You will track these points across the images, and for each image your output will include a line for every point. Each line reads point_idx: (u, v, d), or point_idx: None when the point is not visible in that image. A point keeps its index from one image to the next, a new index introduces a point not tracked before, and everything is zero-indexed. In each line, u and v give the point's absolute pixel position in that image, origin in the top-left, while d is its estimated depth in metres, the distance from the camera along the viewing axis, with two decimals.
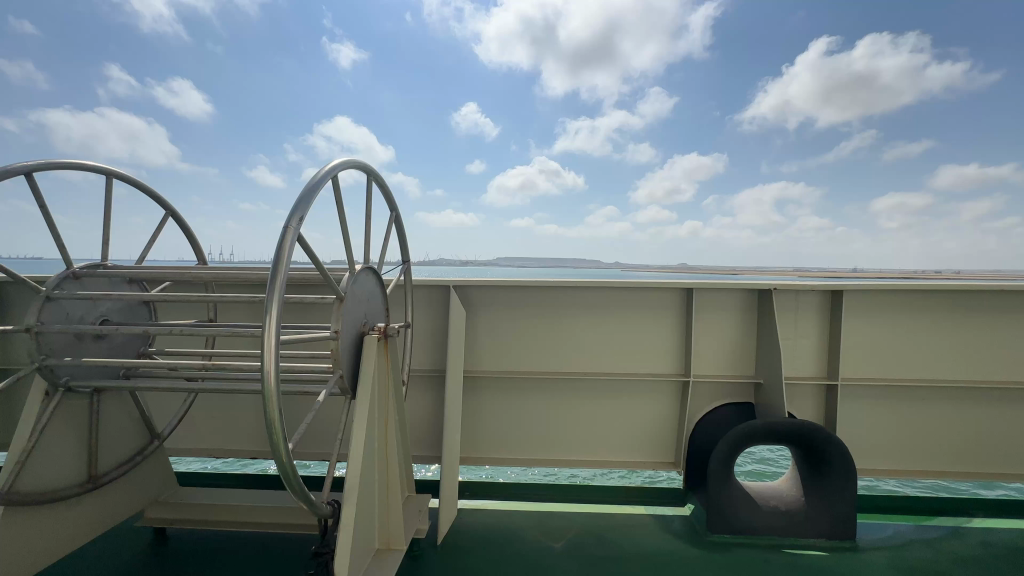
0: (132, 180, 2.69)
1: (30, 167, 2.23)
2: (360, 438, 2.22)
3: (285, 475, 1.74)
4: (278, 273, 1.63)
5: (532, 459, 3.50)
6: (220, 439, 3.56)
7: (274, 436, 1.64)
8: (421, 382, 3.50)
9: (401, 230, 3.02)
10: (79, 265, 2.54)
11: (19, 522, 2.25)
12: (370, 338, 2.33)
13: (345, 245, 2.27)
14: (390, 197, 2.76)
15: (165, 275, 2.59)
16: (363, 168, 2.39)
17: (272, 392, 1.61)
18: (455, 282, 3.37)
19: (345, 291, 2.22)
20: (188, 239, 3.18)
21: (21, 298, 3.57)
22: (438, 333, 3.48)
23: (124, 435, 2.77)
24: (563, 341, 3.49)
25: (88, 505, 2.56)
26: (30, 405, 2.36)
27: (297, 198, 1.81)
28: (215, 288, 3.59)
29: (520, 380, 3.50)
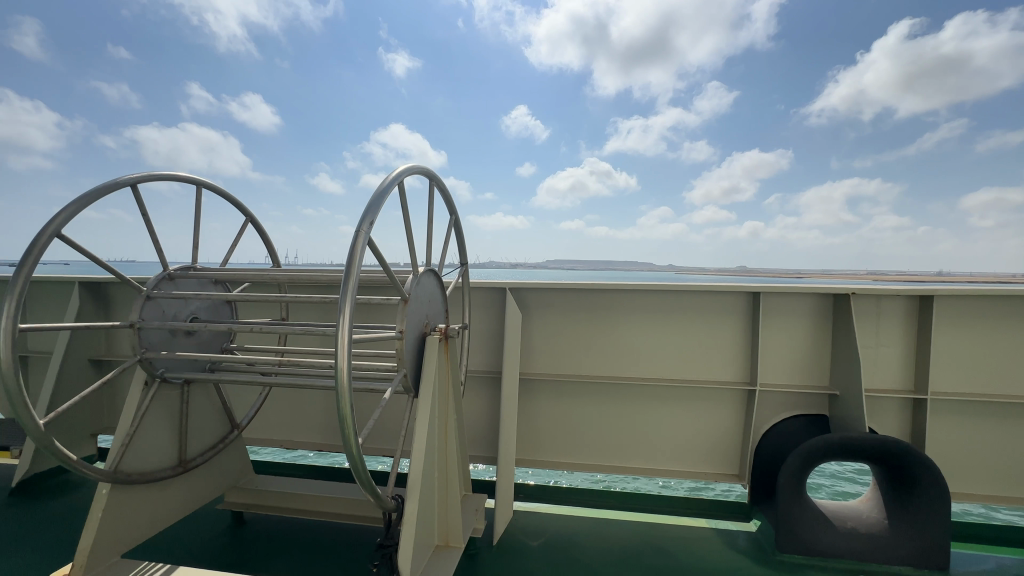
0: (218, 189, 2.92)
1: (135, 179, 2.48)
2: (422, 436, 2.27)
3: (356, 468, 1.82)
4: (351, 275, 1.71)
5: (588, 465, 3.45)
6: (290, 431, 3.79)
7: (346, 430, 1.71)
8: (477, 382, 3.55)
9: (460, 234, 3.08)
10: (174, 267, 2.78)
11: (121, 501, 2.47)
12: (432, 339, 2.39)
13: (409, 249, 2.33)
14: (450, 201, 2.82)
15: (246, 277, 2.80)
16: (426, 172, 2.45)
17: (345, 389, 1.68)
18: (511, 284, 3.40)
19: (409, 292, 2.29)
20: (265, 243, 3.40)
21: (124, 297, 3.98)
22: (494, 335, 3.52)
23: (209, 424, 3.00)
24: (620, 344, 3.42)
25: (177, 488, 2.79)
26: (131, 394, 2.59)
27: (368, 202, 1.89)
28: (288, 289, 3.82)
29: (575, 383, 3.47)
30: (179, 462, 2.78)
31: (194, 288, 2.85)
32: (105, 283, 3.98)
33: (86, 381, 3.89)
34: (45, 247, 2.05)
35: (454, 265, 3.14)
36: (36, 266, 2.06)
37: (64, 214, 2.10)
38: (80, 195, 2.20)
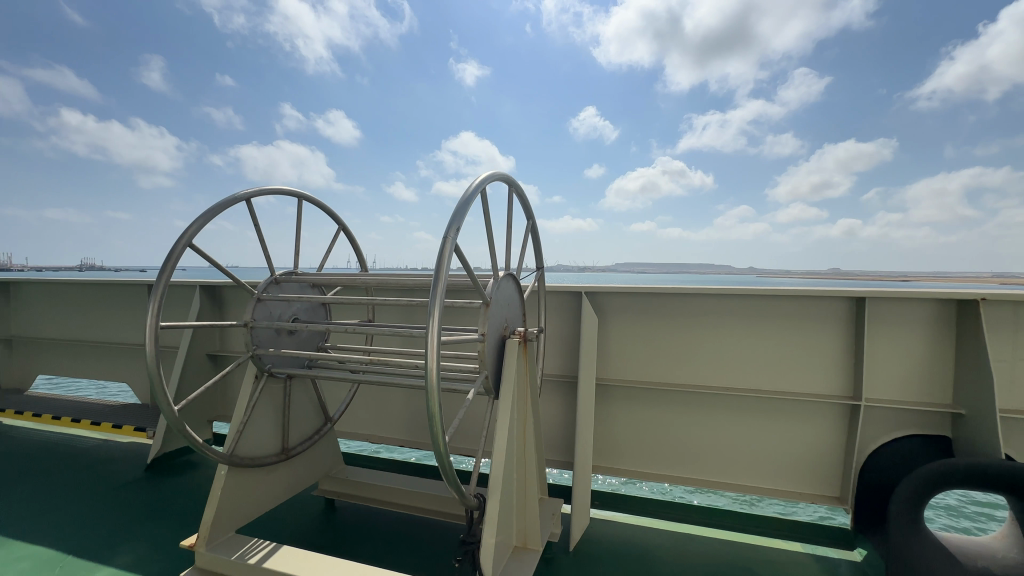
0: (317, 201, 3.18)
1: (249, 194, 2.76)
2: (502, 437, 2.32)
3: (442, 466, 1.89)
4: (440, 279, 1.78)
5: (667, 476, 3.32)
6: (375, 426, 4.02)
7: (435, 428, 1.78)
8: (553, 386, 3.54)
9: (537, 238, 3.10)
10: (280, 272, 3.06)
11: (236, 481, 2.75)
12: (512, 342, 2.43)
13: (490, 254, 2.39)
14: (528, 207, 2.85)
15: (340, 281, 3.01)
16: (506, 179, 2.50)
17: (434, 388, 1.75)
18: (587, 288, 3.36)
19: (490, 296, 2.34)
20: (355, 250, 3.65)
21: (235, 299, 4.46)
22: (570, 340, 3.50)
23: (306, 416, 3.26)
24: (704, 351, 3.26)
25: (280, 473, 3.06)
26: (245, 385, 2.89)
27: (453, 210, 1.96)
28: (374, 292, 4.07)
29: (653, 390, 3.36)
30: (282, 449, 3.05)
31: (295, 292, 3.12)
32: (220, 287, 4.48)
33: (205, 373, 4.40)
34: (179, 256, 2.34)
35: (530, 269, 3.17)
36: (173, 272, 2.36)
37: (194, 227, 2.39)
38: (207, 208, 2.49)
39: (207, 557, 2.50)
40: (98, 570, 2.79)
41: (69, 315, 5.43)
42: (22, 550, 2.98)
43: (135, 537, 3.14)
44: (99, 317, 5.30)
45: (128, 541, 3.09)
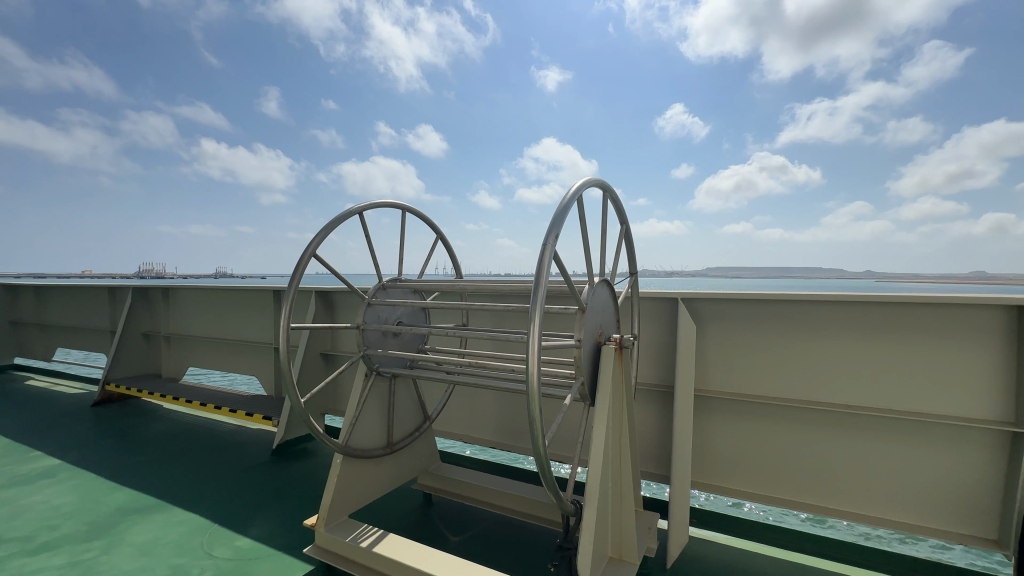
0: (418, 212, 3.39)
1: (362, 208, 3.01)
2: (598, 444, 2.29)
3: (542, 470, 1.91)
4: (540, 286, 1.81)
5: (776, 498, 3.07)
6: (468, 427, 4.18)
7: (535, 431, 1.81)
8: (647, 395, 3.43)
9: (630, 243, 3.04)
10: (386, 279, 3.30)
11: (349, 470, 3.01)
12: (608, 349, 2.40)
13: (585, 259, 2.38)
14: (622, 212, 2.81)
15: (439, 287, 3.18)
16: (601, 185, 2.48)
17: (535, 392, 1.79)
18: (684, 294, 3.22)
19: (586, 302, 2.33)
20: (451, 257, 3.83)
21: (345, 303, 4.90)
22: (666, 348, 3.37)
23: (408, 414, 3.48)
24: (819, 365, 2.97)
25: (386, 466, 3.30)
26: (356, 383, 3.15)
27: (552, 217, 1.99)
28: (468, 297, 4.24)
29: (756, 405, 3.13)
30: (387, 443, 3.28)
31: (400, 297, 3.35)
32: (333, 292, 4.95)
33: (319, 370, 4.89)
34: (304, 265, 2.62)
35: (624, 275, 3.11)
36: (301, 279, 2.65)
37: (318, 238, 2.67)
38: (327, 221, 2.76)
39: (326, 537, 2.77)
40: (237, 539, 3.20)
41: (211, 317, 6.32)
42: (181, 516, 3.51)
43: (265, 513, 3.56)
44: (235, 318, 6.11)
45: (260, 516, 3.50)
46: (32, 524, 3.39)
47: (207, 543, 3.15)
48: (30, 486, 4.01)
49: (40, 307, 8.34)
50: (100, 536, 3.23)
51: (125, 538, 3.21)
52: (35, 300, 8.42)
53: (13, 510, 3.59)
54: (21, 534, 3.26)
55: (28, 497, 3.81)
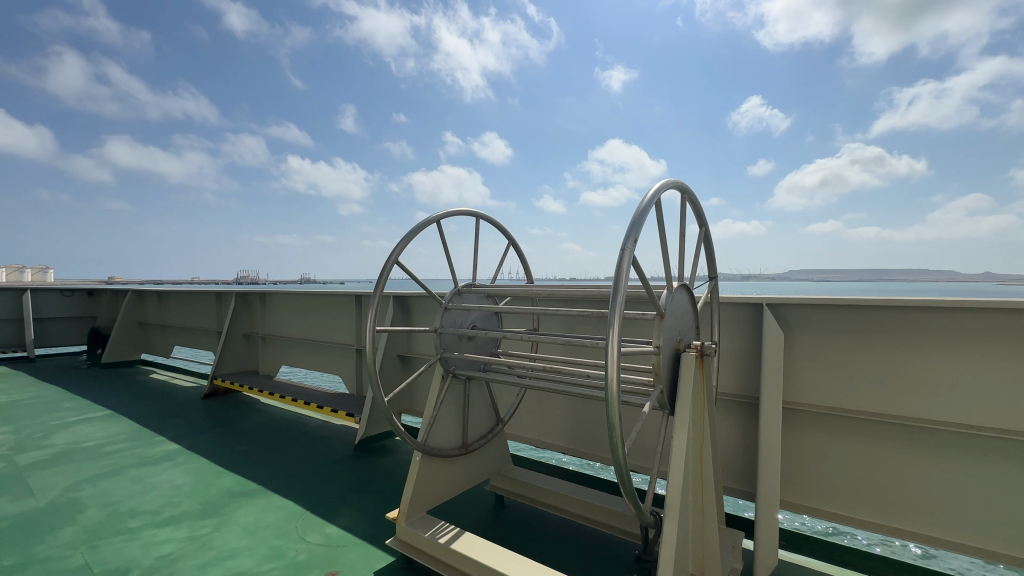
0: (491, 219, 3.47)
1: (439, 216, 3.14)
2: (679, 455, 2.21)
3: (621, 478, 1.87)
4: (619, 291, 1.79)
5: (852, 517, 2.85)
6: (538, 431, 4.19)
7: (614, 438, 1.79)
8: (728, 406, 3.25)
9: (710, 247, 2.91)
10: (462, 284, 3.41)
11: (428, 468, 3.13)
12: (688, 356, 2.32)
13: (664, 263, 2.31)
14: (701, 214, 2.70)
15: (513, 292, 3.24)
16: (679, 187, 2.41)
17: (614, 398, 1.77)
18: (769, 299, 3.02)
19: (665, 307, 2.25)
20: (522, 263, 3.89)
21: (420, 307, 5.12)
22: (750, 356, 3.17)
23: (482, 416, 3.56)
24: (901, 372, 2.71)
25: (461, 465, 3.39)
26: (434, 384, 3.27)
27: (630, 221, 1.96)
28: (539, 302, 4.27)
29: (849, 419, 2.87)
30: (462, 444, 3.37)
31: (475, 302, 3.45)
32: (409, 297, 5.20)
33: (397, 371, 5.14)
34: (388, 272, 2.78)
35: (702, 279, 2.98)
36: (385, 284, 2.81)
37: (400, 246, 2.82)
38: (408, 230, 2.91)
39: (406, 530, 2.90)
40: (327, 526, 3.44)
41: (301, 320, 6.87)
42: (278, 502, 3.84)
43: (350, 504, 3.80)
44: (322, 321, 6.59)
45: (346, 507, 3.74)
46: (159, 500, 3.87)
47: (300, 528, 3.42)
48: (156, 466, 4.58)
49: (161, 310, 9.51)
50: (213, 515, 3.62)
51: (232, 518, 3.57)
52: (157, 304, 9.61)
53: (144, 487, 4.12)
54: (150, 508, 3.74)
55: (155, 476, 4.35)
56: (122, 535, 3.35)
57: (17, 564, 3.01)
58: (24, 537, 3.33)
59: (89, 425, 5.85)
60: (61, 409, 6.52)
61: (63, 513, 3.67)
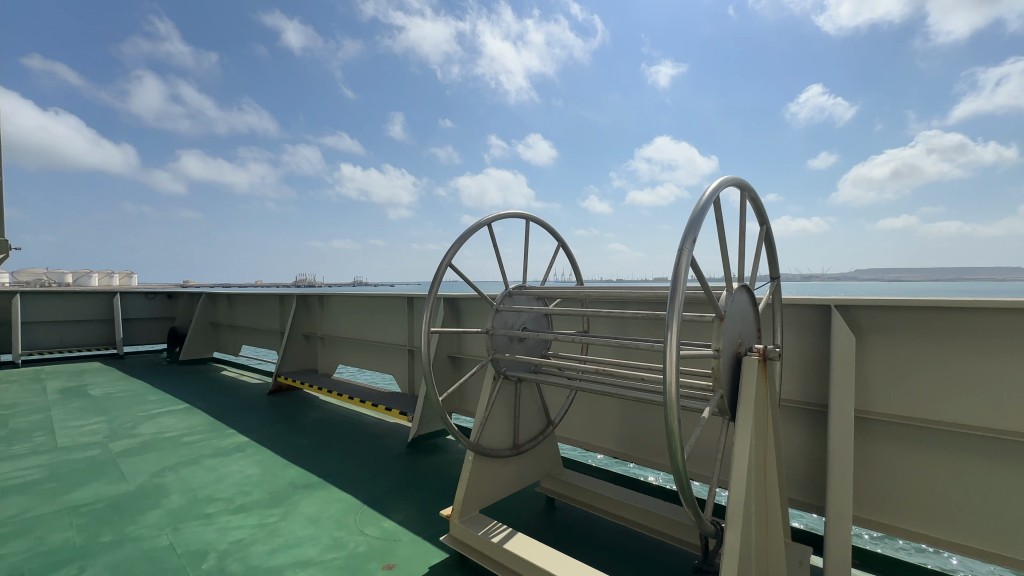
0: (541, 221, 3.48)
1: (490, 220, 3.19)
2: (742, 463, 2.12)
3: (681, 485, 1.82)
4: (677, 293, 1.75)
5: (922, 533, 2.65)
6: (589, 434, 4.15)
7: (674, 444, 1.74)
8: (792, 413, 3.08)
9: (771, 246, 2.78)
10: (512, 286, 3.43)
11: (481, 468, 3.17)
12: (751, 360, 2.22)
13: (723, 263, 2.22)
14: (762, 212, 2.58)
15: (563, 294, 3.23)
16: (739, 184, 2.32)
17: (673, 404, 1.72)
18: (838, 300, 2.84)
19: (724, 309, 2.17)
20: (572, 264, 3.87)
21: (469, 309, 5.21)
22: (817, 361, 2.99)
23: (533, 417, 3.57)
24: (978, 378, 2.50)
25: (512, 466, 3.42)
26: (485, 384, 3.31)
27: (688, 221, 1.91)
28: (588, 304, 4.23)
29: (930, 431, 2.64)
30: (513, 445, 3.39)
31: (525, 304, 3.47)
32: (459, 299, 5.30)
33: (447, 371, 5.25)
34: (442, 274, 2.85)
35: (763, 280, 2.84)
36: (439, 286, 2.89)
37: (453, 250, 2.89)
38: (460, 234, 2.97)
39: (460, 528, 2.96)
40: (383, 520, 3.57)
41: (356, 321, 7.17)
42: (338, 495, 4.02)
43: (405, 500, 3.91)
44: (376, 322, 6.85)
45: (401, 502, 3.86)
46: (231, 488, 4.16)
47: (359, 521, 3.56)
48: (228, 457, 4.93)
49: (231, 311, 10.22)
50: (279, 504, 3.84)
51: (296, 508, 3.77)
52: (227, 306, 10.34)
53: (219, 476, 4.44)
54: (224, 496, 4.02)
55: (227, 466, 4.68)
56: (200, 519, 3.62)
57: (113, 541, 3.32)
58: (118, 517, 3.68)
59: (170, 417, 6.39)
60: (147, 401, 7.16)
61: (150, 497, 4.02)
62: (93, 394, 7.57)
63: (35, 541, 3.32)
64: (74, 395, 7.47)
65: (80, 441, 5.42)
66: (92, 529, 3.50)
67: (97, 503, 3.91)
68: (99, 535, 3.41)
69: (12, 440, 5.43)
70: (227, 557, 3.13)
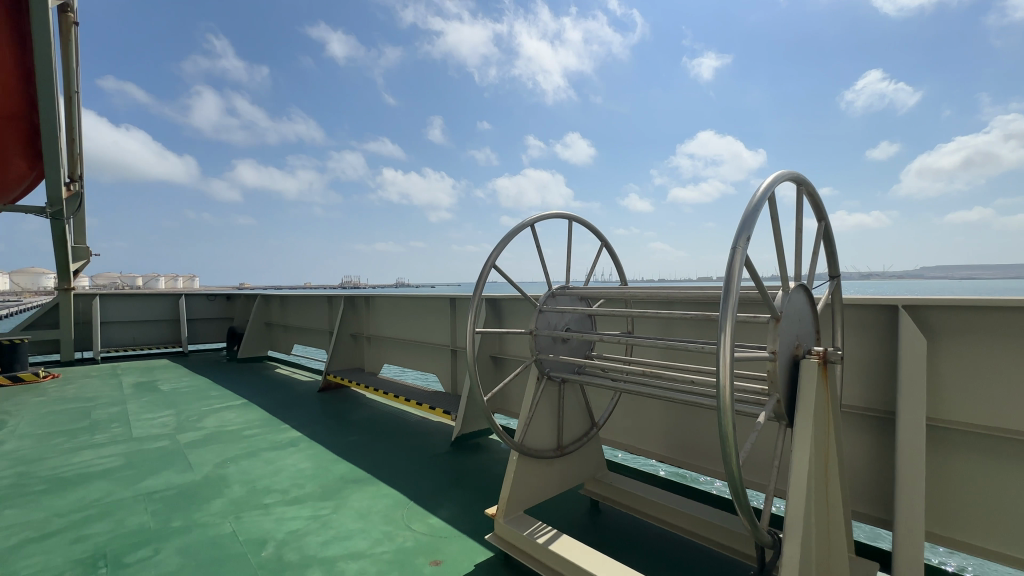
0: (584, 221, 3.45)
1: (533, 220, 3.19)
2: (801, 472, 2.02)
3: (736, 492, 1.76)
4: (731, 293, 1.69)
5: (1007, 555, 2.42)
6: (633, 437, 4.07)
7: (728, 449, 1.69)
8: (855, 420, 2.91)
9: (830, 242, 2.63)
10: (555, 286, 3.42)
11: (525, 468, 3.18)
12: (809, 363, 2.11)
13: (779, 261, 2.13)
14: (820, 208, 2.45)
15: (607, 294, 3.18)
16: (796, 179, 2.22)
17: (727, 407, 1.66)
18: (906, 300, 2.64)
19: (780, 310, 2.07)
20: (615, 264, 3.81)
21: (511, 309, 5.23)
22: (882, 365, 2.81)
23: (577, 419, 3.55)
24: None
25: (556, 467, 3.41)
26: (529, 385, 3.31)
27: (741, 218, 1.84)
28: (632, 304, 4.16)
29: (1015, 444, 2.41)
30: (557, 446, 3.38)
31: (568, 304, 3.45)
32: (500, 299, 5.34)
33: (489, 371, 5.31)
34: (486, 275, 2.88)
35: (822, 279, 2.69)
36: (483, 287, 2.92)
37: (496, 251, 2.91)
38: (504, 235, 2.99)
39: (505, 527, 2.97)
40: (429, 517, 3.64)
41: (401, 321, 7.36)
42: (386, 490, 4.14)
43: (450, 497, 3.98)
44: (419, 323, 7.01)
45: (446, 499, 3.93)
46: (287, 481, 4.37)
47: (406, 516, 3.65)
48: (283, 451, 5.18)
49: (283, 311, 10.74)
50: (331, 497, 4.00)
51: (347, 502, 3.91)
52: (280, 307, 10.88)
53: (275, 468, 4.67)
54: (281, 488, 4.23)
55: (283, 459, 4.92)
56: (259, 509, 3.83)
57: (182, 527, 3.57)
58: (187, 504, 3.94)
59: (231, 412, 6.78)
60: (209, 396, 7.63)
61: (214, 487, 4.28)
62: (162, 389, 8.15)
63: (115, 524, 3.61)
64: (146, 390, 8.07)
65: (152, 432, 5.84)
66: (164, 514, 3.77)
67: (168, 490, 4.20)
68: (170, 521, 3.67)
69: (94, 430, 5.92)
70: (284, 546, 3.28)
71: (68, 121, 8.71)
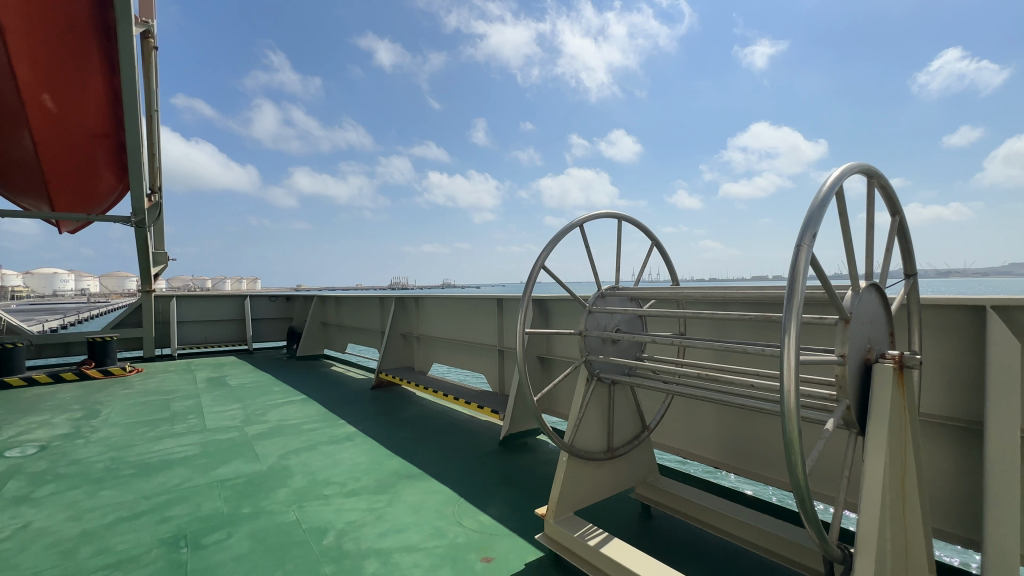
0: (634, 220, 3.40)
1: (582, 220, 3.17)
2: (875, 483, 1.89)
3: (802, 503, 1.67)
4: (796, 293, 1.61)
5: None
6: (686, 441, 3.95)
7: (794, 456, 1.61)
8: (935, 429, 2.69)
9: (905, 238, 2.45)
10: (605, 287, 3.38)
11: (574, 469, 3.16)
12: (883, 368, 1.97)
13: (848, 259, 2.00)
14: (893, 201, 2.29)
15: (658, 294, 3.12)
16: (866, 171, 2.08)
17: (793, 413, 1.59)
18: (995, 301, 2.41)
19: (850, 311, 1.95)
20: (666, 263, 3.72)
21: (558, 310, 5.22)
22: (966, 371, 2.58)
23: (627, 421, 3.49)
24: None
25: (606, 469, 3.36)
26: (578, 386, 3.29)
27: (806, 214, 1.75)
28: (684, 304, 4.05)
29: None
30: (607, 448, 3.34)
31: (617, 305, 3.40)
32: (547, 300, 5.34)
33: (537, 371, 5.32)
34: (536, 276, 2.89)
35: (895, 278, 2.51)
36: (533, 288, 2.93)
37: (545, 251, 2.92)
38: (553, 235, 3.00)
39: (555, 527, 2.97)
40: (479, 514, 3.70)
41: (449, 321, 7.51)
42: (437, 486, 4.24)
43: (499, 496, 4.02)
44: (467, 323, 7.13)
45: (495, 498, 3.97)
46: (344, 473, 4.58)
47: (457, 513, 3.72)
48: (340, 445, 5.43)
49: (338, 312, 11.25)
50: (385, 491, 4.15)
51: (400, 496, 4.05)
52: (335, 307, 11.40)
53: (333, 461, 4.91)
54: (339, 480, 4.44)
55: (340, 453, 5.16)
56: (320, 500, 4.03)
57: (251, 513, 3.82)
58: (255, 492, 4.22)
59: (292, 406, 7.18)
60: (272, 392, 8.12)
61: (279, 476, 4.56)
62: (231, 384, 8.75)
63: (193, 507, 3.92)
64: (217, 384, 8.69)
65: (223, 424, 6.29)
66: (235, 500, 4.05)
67: (238, 479, 4.51)
68: (241, 507, 3.94)
69: (173, 421, 6.45)
70: (343, 536, 3.44)
71: (152, 138, 9.56)
